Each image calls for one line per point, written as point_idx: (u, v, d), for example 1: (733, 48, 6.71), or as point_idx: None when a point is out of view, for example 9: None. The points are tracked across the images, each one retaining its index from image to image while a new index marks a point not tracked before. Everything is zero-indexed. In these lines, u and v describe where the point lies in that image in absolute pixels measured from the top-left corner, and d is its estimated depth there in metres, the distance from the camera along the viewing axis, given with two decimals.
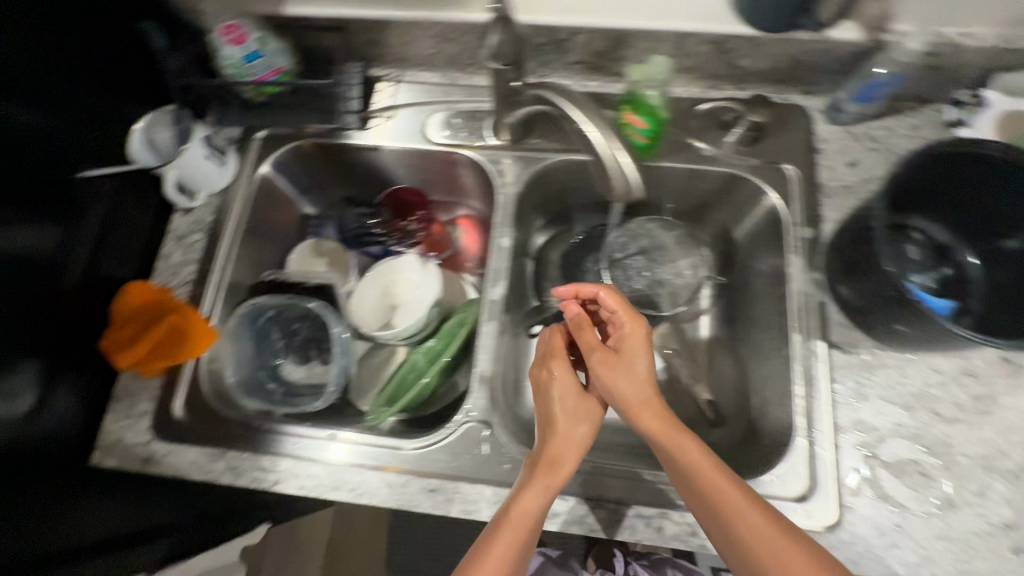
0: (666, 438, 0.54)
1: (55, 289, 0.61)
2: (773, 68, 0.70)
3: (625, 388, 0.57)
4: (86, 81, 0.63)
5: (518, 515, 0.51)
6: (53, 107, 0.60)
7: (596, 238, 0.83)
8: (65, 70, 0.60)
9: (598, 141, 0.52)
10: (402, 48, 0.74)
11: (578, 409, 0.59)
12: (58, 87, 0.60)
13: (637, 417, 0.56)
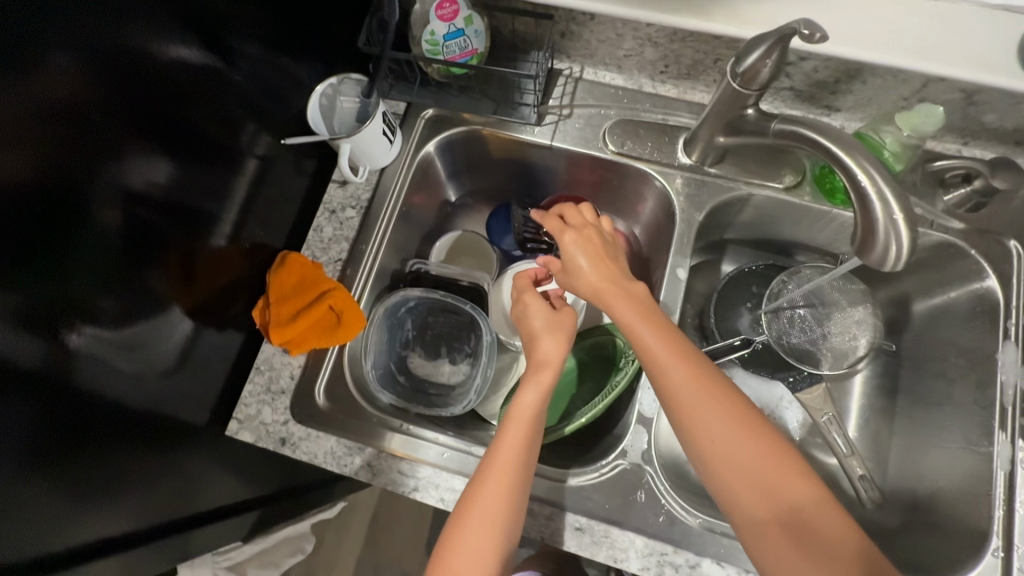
0: (713, 409, 0.47)
1: (208, 246, 0.59)
2: (1017, 129, 0.61)
3: (665, 350, 0.49)
4: (267, 34, 0.60)
5: (501, 454, 0.52)
6: (229, 48, 0.56)
7: (761, 276, 0.76)
8: (241, 16, 0.56)
9: (870, 192, 0.45)
10: (595, 42, 0.68)
11: (552, 326, 0.58)
12: (237, 32, 0.57)
13: (672, 376, 0.48)
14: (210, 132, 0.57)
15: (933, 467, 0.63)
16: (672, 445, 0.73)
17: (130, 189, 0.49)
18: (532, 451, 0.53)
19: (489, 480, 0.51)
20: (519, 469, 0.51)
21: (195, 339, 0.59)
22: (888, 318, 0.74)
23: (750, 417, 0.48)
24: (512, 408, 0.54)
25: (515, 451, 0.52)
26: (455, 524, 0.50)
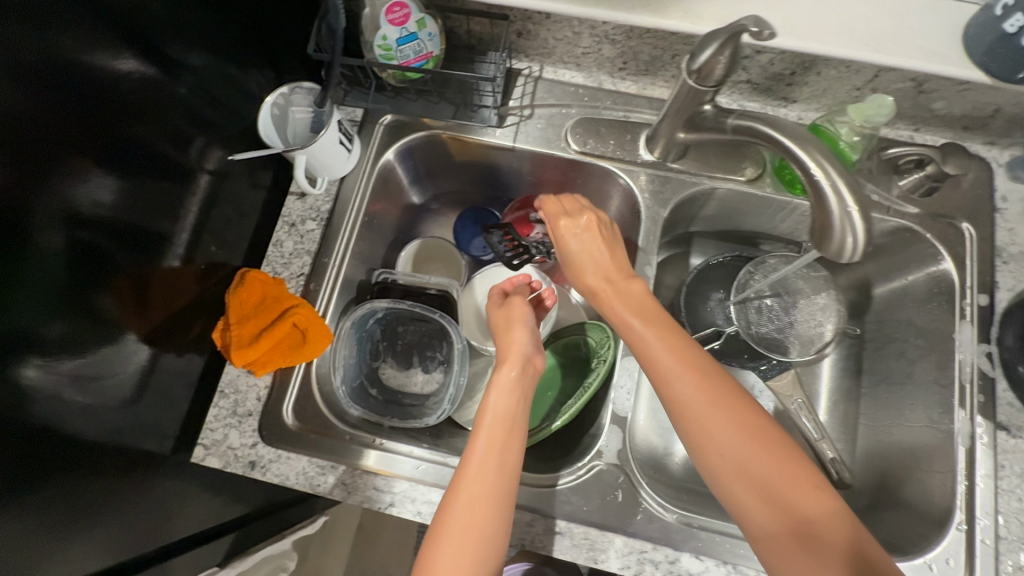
0: (713, 410, 0.48)
1: (164, 267, 0.57)
2: (963, 115, 0.64)
3: (662, 351, 0.51)
4: (211, 43, 0.58)
5: (479, 459, 0.51)
6: (172, 61, 0.54)
7: (726, 267, 0.77)
8: (182, 25, 0.54)
9: (825, 186, 0.45)
10: (553, 40, 0.68)
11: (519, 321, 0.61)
12: (179, 43, 0.54)
13: (673, 376, 0.50)
14: (161, 150, 0.55)
15: (897, 447, 0.65)
16: (648, 439, 0.73)
17: (72, 212, 0.46)
18: (514, 453, 0.52)
19: (467, 484, 0.49)
20: (497, 472, 0.50)
21: (155, 366, 0.57)
22: (850, 302, 0.76)
23: (746, 418, 0.48)
24: (484, 411, 0.54)
25: (496, 456, 0.51)
26: (434, 533, 0.48)
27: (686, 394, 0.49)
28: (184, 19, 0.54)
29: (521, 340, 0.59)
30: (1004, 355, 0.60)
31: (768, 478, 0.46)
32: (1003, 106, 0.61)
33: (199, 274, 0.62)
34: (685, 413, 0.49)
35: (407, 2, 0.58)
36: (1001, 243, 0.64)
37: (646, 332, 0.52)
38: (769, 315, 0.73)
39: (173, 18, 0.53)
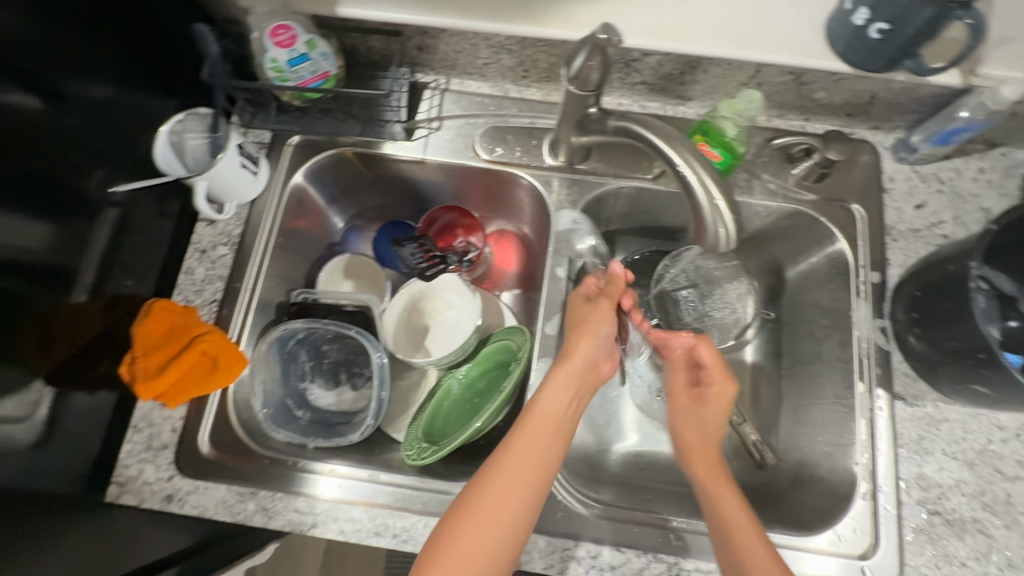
0: (733, 507, 0.54)
1: (66, 303, 0.56)
2: (845, 102, 0.66)
3: (716, 460, 0.59)
4: (101, 74, 0.57)
5: (523, 452, 0.53)
6: (58, 95, 0.53)
7: (648, 262, 0.79)
8: (65, 58, 0.53)
9: (693, 181, 0.47)
10: (453, 53, 0.68)
11: (586, 328, 0.61)
12: (65, 75, 0.53)
13: (722, 486, 0.56)
14: (53, 184, 0.53)
15: (810, 424, 0.68)
16: (581, 437, 0.74)
17: None
18: (554, 457, 0.54)
19: (506, 475, 0.51)
20: (532, 468, 0.52)
21: (62, 406, 0.55)
22: (765, 288, 0.78)
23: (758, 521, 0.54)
24: (540, 402, 0.56)
25: (539, 454, 0.53)
26: (456, 523, 0.49)
27: (723, 496, 0.55)
28: (67, 52, 0.53)
29: (592, 346, 0.60)
30: (896, 329, 0.63)
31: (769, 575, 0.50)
32: (877, 93, 0.63)
33: (105, 307, 0.61)
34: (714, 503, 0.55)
35: (290, 23, 0.58)
36: (889, 222, 0.68)
37: (706, 428, 0.62)
38: (687, 306, 0.75)
39: (53, 51, 0.52)
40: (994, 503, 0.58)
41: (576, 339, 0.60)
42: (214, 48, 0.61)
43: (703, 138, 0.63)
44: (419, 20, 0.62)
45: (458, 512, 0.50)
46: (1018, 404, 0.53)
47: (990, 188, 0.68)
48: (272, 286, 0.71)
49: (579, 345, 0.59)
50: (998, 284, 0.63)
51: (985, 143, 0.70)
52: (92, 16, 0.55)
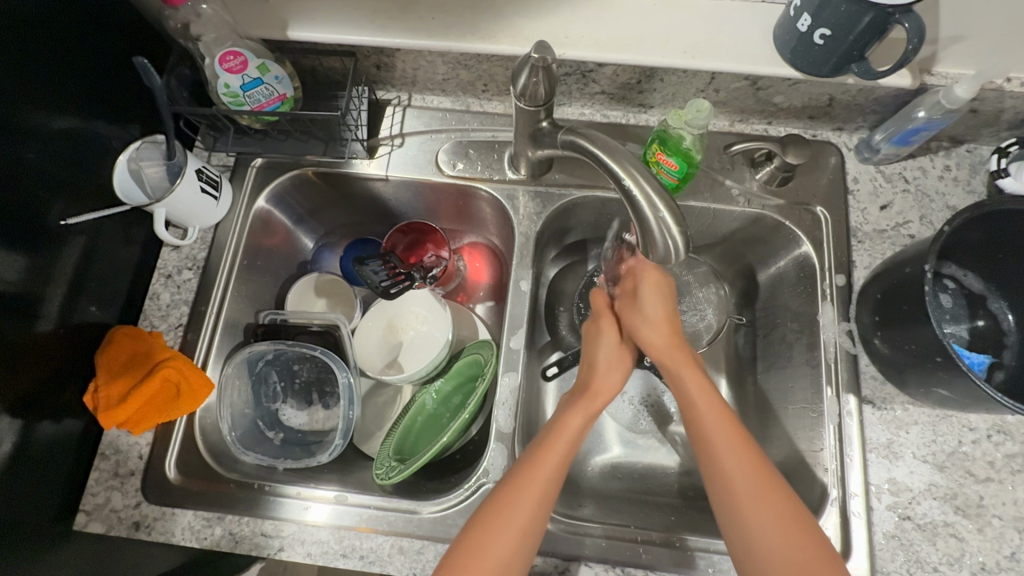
0: (733, 452, 0.51)
1: (31, 333, 0.56)
2: (805, 105, 0.66)
3: (710, 412, 0.54)
4: (65, 106, 0.57)
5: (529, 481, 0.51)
6: (19, 128, 0.53)
7: None
8: (25, 90, 0.53)
9: (637, 195, 0.47)
10: (411, 70, 0.68)
11: (612, 363, 0.60)
12: (26, 109, 0.54)
13: (709, 424, 0.53)
14: (16, 215, 0.54)
15: (781, 431, 0.67)
16: None
17: None
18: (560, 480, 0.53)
19: (520, 500, 0.50)
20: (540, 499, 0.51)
21: (29, 435, 0.56)
22: (737, 292, 0.78)
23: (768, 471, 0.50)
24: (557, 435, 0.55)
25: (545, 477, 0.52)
26: (474, 548, 0.48)
27: (710, 437, 0.53)
28: (27, 85, 0.53)
29: (612, 378, 0.59)
30: (862, 331, 0.62)
31: (777, 516, 0.48)
32: (835, 95, 0.63)
33: (71, 336, 0.61)
34: (709, 454, 0.52)
35: (240, 49, 0.58)
36: (855, 224, 0.67)
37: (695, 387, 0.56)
38: None
39: (12, 84, 0.52)
40: (966, 506, 0.57)
41: (604, 374, 0.60)
42: (158, 79, 0.57)
43: (662, 145, 0.62)
44: (372, 42, 0.62)
45: (472, 540, 0.49)
46: (982, 406, 0.53)
47: (955, 186, 0.68)
48: (240, 308, 0.71)
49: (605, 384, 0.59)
50: (965, 283, 0.63)
51: (949, 141, 0.69)
52: (53, 47, 0.55)
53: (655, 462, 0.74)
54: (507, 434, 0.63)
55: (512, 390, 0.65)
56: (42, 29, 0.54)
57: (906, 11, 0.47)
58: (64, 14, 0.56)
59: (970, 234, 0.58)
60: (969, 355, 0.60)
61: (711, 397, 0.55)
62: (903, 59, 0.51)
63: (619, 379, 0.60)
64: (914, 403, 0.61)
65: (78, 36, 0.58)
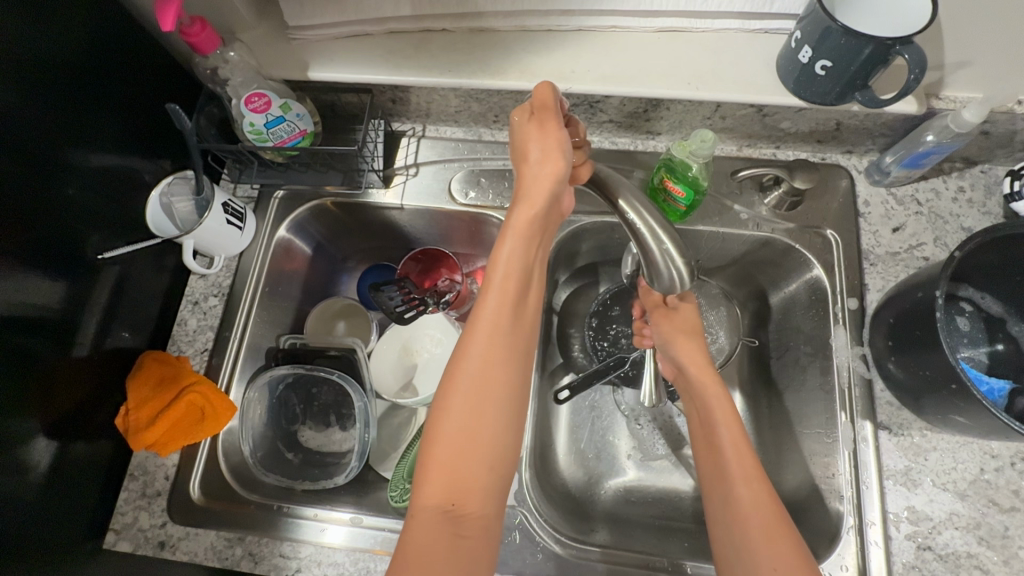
0: (758, 511, 0.49)
1: (69, 360, 0.60)
2: (813, 130, 0.66)
3: (740, 467, 0.51)
4: (103, 145, 0.62)
5: (502, 302, 0.47)
6: (61, 169, 0.57)
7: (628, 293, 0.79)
8: (68, 134, 0.57)
9: (641, 227, 0.48)
10: (424, 104, 0.71)
11: (544, 159, 0.46)
12: (68, 151, 0.58)
13: (733, 480, 0.51)
14: (57, 249, 0.58)
15: (797, 456, 0.66)
16: (570, 472, 0.74)
17: None
18: (506, 329, 0.46)
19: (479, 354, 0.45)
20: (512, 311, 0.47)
21: (64, 457, 0.59)
22: (751, 314, 0.78)
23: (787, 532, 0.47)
24: (493, 266, 0.47)
25: (501, 353, 0.46)
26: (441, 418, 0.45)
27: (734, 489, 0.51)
28: (71, 130, 0.58)
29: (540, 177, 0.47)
30: (876, 356, 0.62)
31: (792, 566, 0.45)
32: (842, 120, 0.64)
33: (104, 360, 0.64)
34: (730, 507, 0.50)
35: (264, 90, 0.61)
36: (867, 247, 0.67)
37: (722, 432, 0.55)
38: None
39: (56, 129, 0.56)
40: (989, 537, 0.56)
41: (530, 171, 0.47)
42: (188, 122, 0.61)
43: (672, 173, 0.63)
44: (387, 80, 0.65)
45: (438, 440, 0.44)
46: (1001, 434, 0.52)
47: (969, 208, 0.67)
48: (262, 332, 0.74)
49: (530, 183, 0.47)
50: (983, 306, 0.62)
51: (963, 162, 0.69)
52: (95, 93, 0.60)
53: (669, 486, 0.73)
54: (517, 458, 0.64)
55: None
56: (84, 77, 0.58)
57: (907, 42, 0.48)
58: (105, 64, 0.60)
59: (986, 256, 0.57)
60: (988, 380, 0.59)
61: (741, 451, 0.53)
62: (907, 88, 0.51)
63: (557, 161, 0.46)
64: (932, 429, 0.60)
65: (116, 81, 0.62)
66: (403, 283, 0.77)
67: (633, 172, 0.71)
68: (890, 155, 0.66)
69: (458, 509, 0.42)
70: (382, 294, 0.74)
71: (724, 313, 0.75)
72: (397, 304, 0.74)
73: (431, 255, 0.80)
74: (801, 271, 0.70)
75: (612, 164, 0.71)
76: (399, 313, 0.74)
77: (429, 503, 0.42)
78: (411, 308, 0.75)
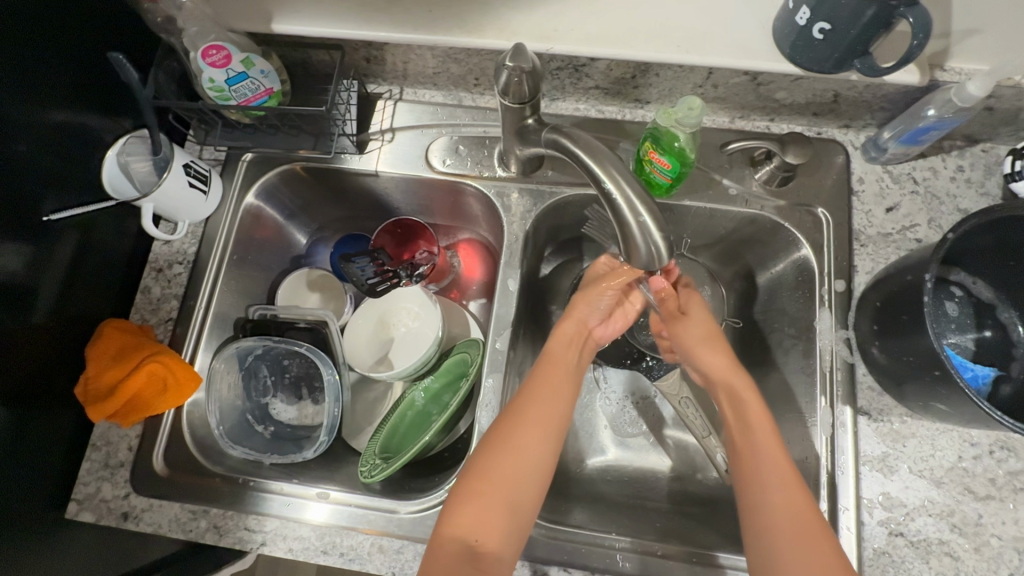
0: (771, 458, 0.54)
1: (23, 328, 0.57)
2: (809, 102, 0.63)
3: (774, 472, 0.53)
4: (55, 100, 0.58)
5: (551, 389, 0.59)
6: (9, 124, 0.53)
7: None
8: (13, 86, 0.53)
9: (618, 198, 0.45)
10: (401, 64, 0.67)
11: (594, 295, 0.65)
12: (15, 105, 0.54)
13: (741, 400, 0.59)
14: (6, 210, 0.54)
15: (774, 439, 0.65)
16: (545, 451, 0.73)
17: None
18: (556, 420, 0.58)
19: (521, 428, 0.56)
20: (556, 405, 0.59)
21: (21, 428, 0.57)
22: (738, 293, 0.75)
23: (805, 497, 0.51)
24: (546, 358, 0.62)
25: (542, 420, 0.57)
26: (482, 470, 0.53)
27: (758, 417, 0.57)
28: (17, 81, 0.53)
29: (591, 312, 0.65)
30: (860, 340, 0.60)
31: None
32: (841, 91, 0.60)
33: (63, 329, 0.61)
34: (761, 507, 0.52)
35: (223, 43, 0.57)
36: (858, 227, 0.64)
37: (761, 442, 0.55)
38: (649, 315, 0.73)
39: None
40: (962, 525, 0.55)
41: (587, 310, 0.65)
42: (136, 74, 0.57)
43: (657, 143, 0.59)
44: (359, 35, 0.61)
45: (466, 484, 0.53)
46: (981, 422, 0.50)
47: (967, 187, 0.64)
48: (231, 302, 0.72)
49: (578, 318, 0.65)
50: (973, 291, 0.60)
51: (963, 139, 0.65)
52: (43, 41, 0.55)
53: (646, 465, 0.72)
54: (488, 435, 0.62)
55: (497, 394, 0.64)
56: (29, 24, 0.53)
57: (912, 3, 0.45)
58: (52, 8, 0.55)
59: (980, 239, 0.55)
60: (973, 367, 0.57)
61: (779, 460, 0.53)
62: (909, 55, 0.48)
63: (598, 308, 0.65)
64: (912, 416, 0.59)
65: (66, 31, 0.57)
66: (375, 253, 0.74)
67: (619, 142, 0.67)
68: (888, 131, 0.62)
69: (475, 545, 0.50)
70: (351, 265, 0.72)
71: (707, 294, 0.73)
72: (367, 276, 0.73)
73: (408, 223, 0.77)
74: (786, 251, 0.68)
75: (598, 133, 0.68)
76: (371, 286, 0.73)
77: (450, 536, 0.50)
78: (386, 281, 0.74)
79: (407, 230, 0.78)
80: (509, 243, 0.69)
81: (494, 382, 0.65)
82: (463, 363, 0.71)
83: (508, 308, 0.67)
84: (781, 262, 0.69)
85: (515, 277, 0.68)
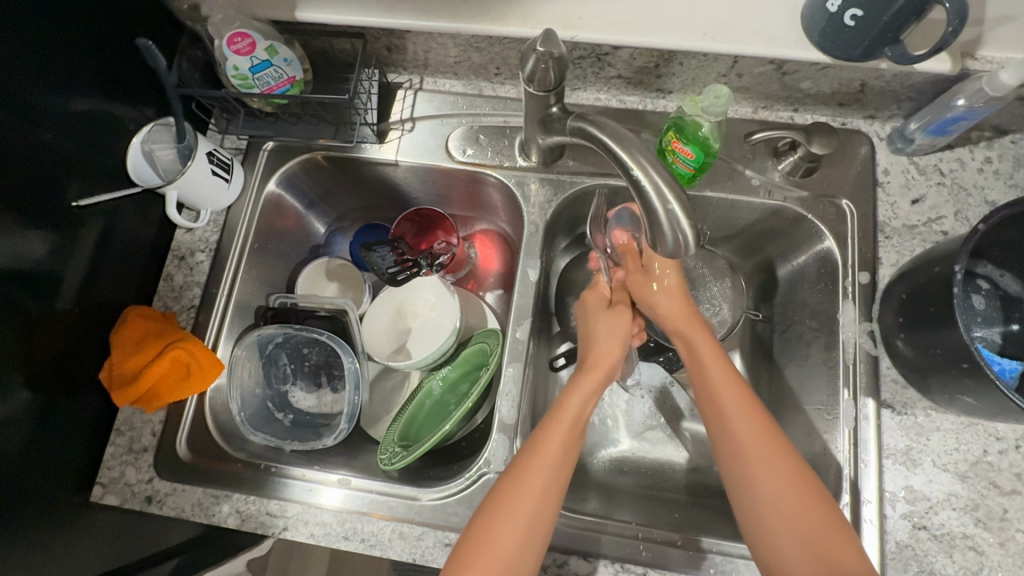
0: (784, 487, 0.49)
1: (51, 313, 0.57)
2: (834, 92, 0.62)
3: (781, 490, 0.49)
4: (82, 88, 0.58)
5: (566, 440, 0.53)
6: (37, 110, 0.54)
7: None
8: (42, 73, 0.54)
9: (646, 186, 0.45)
10: (422, 52, 0.67)
11: (612, 334, 0.62)
12: (44, 92, 0.54)
13: (733, 418, 0.52)
14: (35, 196, 0.55)
15: (794, 431, 0.65)
16: None
17: None
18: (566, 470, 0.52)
19: (528, 483, 0.50)
20: (570, 454, 0.53)
21: (48, 412, 0.57)
22: (758, 286, 0.75)
23: (816, 500, 0.48)
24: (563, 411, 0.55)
25: (555, 478, 0.51)
26: (485, 533, 0.48)
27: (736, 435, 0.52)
28: (46, 69, 0.54)
29: (607, 345, 0.61)
30: (884, 333, 0.60)
31: None
32: (867, 81, 0.59)
33: (88, 315, 0.62)
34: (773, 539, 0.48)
35: (248, 31, 0.57)
36: (882, 219, 0.64)
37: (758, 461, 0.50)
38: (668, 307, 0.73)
39: (28, 66, 0.52)
40: (987, 519, 0.55)
41: (604, 344, 0.61)
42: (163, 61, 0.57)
43: (680, 132, 0.59)
44: (381, 24, 0.61)
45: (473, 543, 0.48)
46: (1009, 416, 0.50)
47: (995, 179, 0.63)
48: (251, 290, 0.72)
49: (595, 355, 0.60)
50: (1001, 284, 0.59)
51: (992, 130, 0.64)
52: (70, 29, 0.56)
53: (663, 457, 0.72)
54: (509, 423, 0.63)
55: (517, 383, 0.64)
56: (56, 11, 0.54)
57: None
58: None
59: (1011, 231, 0.54)
60: (1000, 360, 0.57)
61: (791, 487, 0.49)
62: (942, 43, 0.48)
63: (618, 345, 0.61)
64: (937, 409, 0.58)
65: (93, 19, 0.58)
66: (394, 243, 0.73)
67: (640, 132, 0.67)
68: (915, 121, 0.62)
69: None
70: (373, 253, 0.69)
71: (727, 287, 0.72)
72: (388, 264, 0.70)
73: (426, 214, 0.77)
74: (808, 243, 0.67)
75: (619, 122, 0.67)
76: (393, 275, 0.71)
77: None
78: (406, 270, 0.72)
79: (425, 220, 0.77)
80: (529, 233, 0.69)
81: (513, 370, 0.65)
82: (483, 353, 0.71)
83: (527, 298, 0.67)
84: (803, 255, 0.68)
85: (535, 267, 0.68)
